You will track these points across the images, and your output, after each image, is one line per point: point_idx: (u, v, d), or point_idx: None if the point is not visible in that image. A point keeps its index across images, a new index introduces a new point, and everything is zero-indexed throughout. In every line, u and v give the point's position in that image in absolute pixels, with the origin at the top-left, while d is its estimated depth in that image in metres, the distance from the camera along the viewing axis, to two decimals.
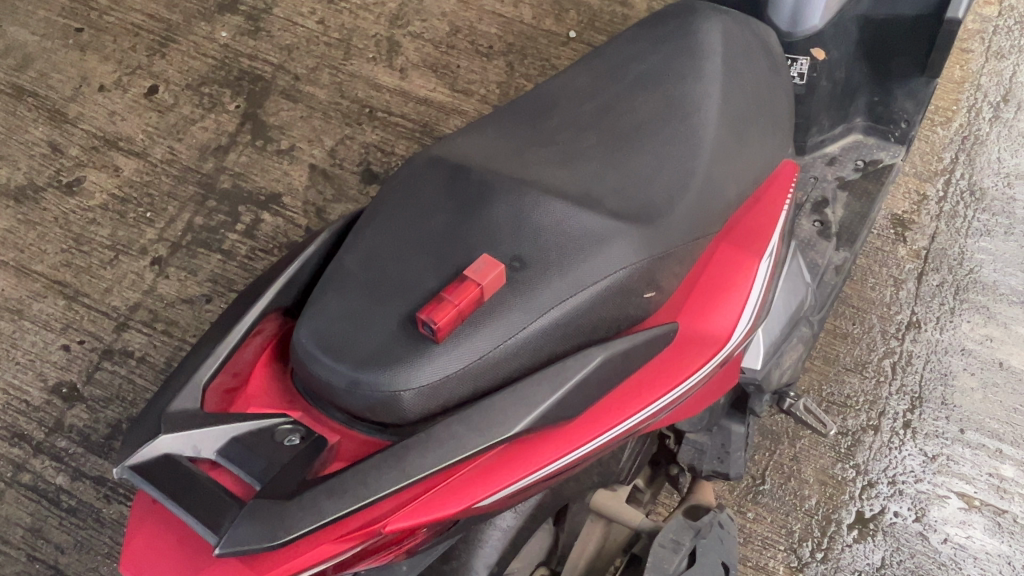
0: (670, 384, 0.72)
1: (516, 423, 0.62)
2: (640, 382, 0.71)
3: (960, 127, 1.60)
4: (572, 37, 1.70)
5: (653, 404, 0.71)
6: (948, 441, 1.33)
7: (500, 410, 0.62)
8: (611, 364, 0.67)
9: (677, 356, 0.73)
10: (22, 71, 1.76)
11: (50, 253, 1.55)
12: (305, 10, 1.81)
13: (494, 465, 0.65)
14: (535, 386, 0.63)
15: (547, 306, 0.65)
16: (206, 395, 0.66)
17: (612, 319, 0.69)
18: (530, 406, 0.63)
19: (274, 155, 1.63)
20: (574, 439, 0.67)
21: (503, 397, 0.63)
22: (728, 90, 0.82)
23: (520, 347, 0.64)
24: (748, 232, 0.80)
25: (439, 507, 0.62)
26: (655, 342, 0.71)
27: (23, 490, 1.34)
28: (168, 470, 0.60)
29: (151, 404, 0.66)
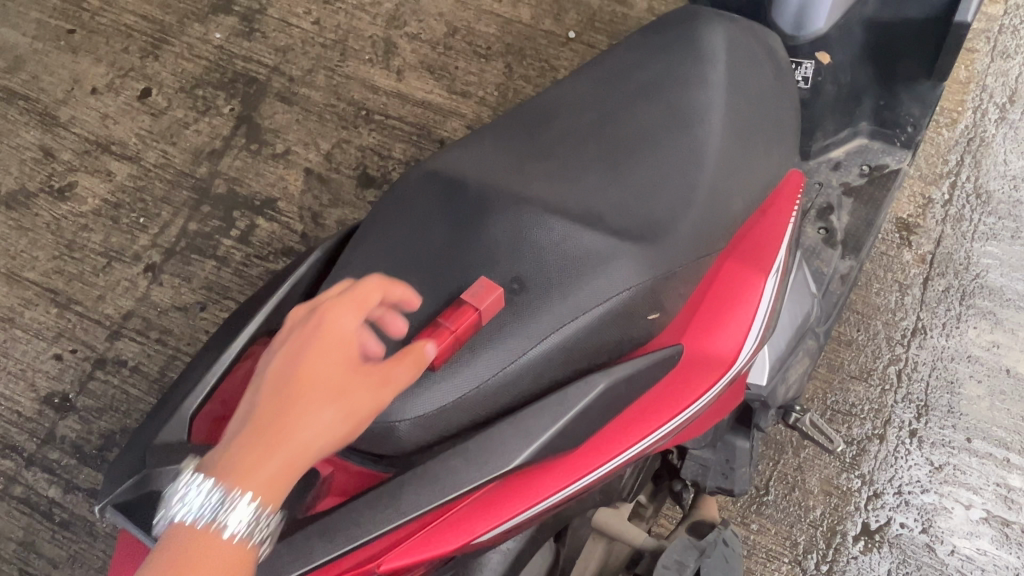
0: (675, 409, 0.70)
1: (516, 456, 0.60)
2: (643, 409, 0.70)
3: (967, 128, 1.57)
4: (571, 37, 1.67)
5: (658, 431, 0.70)
6: (955, 450, 1.31)
7: (499, 442, 0.61)
8: (615, 391, 0.65)
9: (684, 380, 0.72)
10: (13, 74, 1.74)
11: (42, 260, 1.52)
12: (300, 9, 1.77)
13: (492, 499, 0.64)
14: (535, 416, 0.61)
15: (547, 330, 0.63)
16: (191, 424, 0.64)
17: (614, 343, 0.67)
18: (529, 437, 0.61)
19: (269, 159, 1.60)
20: (576, 471, 0.66)
21: (502, 429, 0.61)
22: (733, 99, 0.79)
23: (521, 373, 0.63)
24: (754, 248, 0.78)
25: (436, 544, 0.63)
26: (661, 365, 0.69)
27: (17, 503, 1.32)
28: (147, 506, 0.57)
29: (140, 434, 0.65)
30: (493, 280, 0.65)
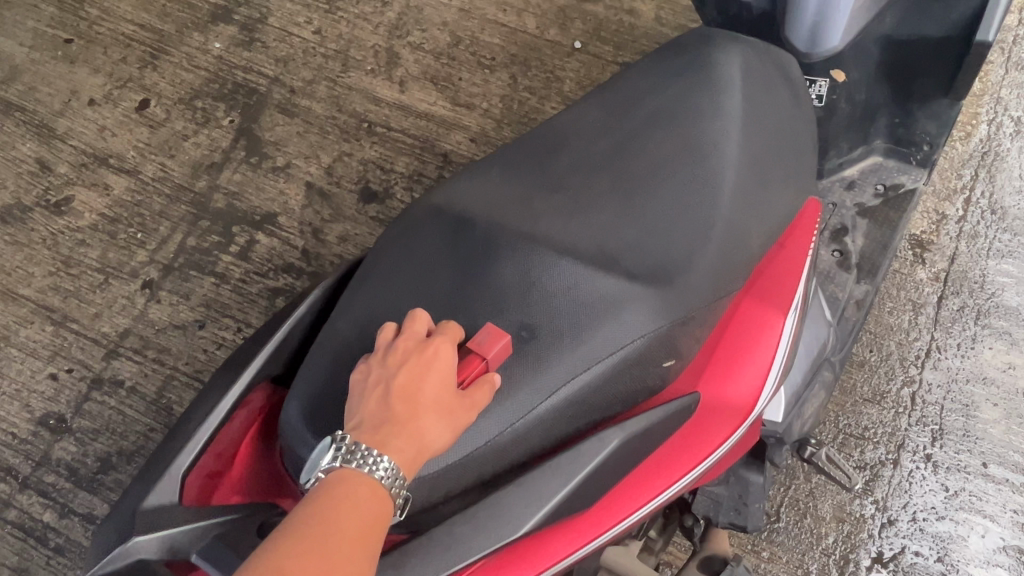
0: (690, 463, 0.70)
1: (524, 522, 0.61)
2: (657, 463, 0.69)
3: (981, 142, 1.53)
4: (577, 47, 1.64)
5: (673, 484, 0.70)
6: (970, 476, 1.27)
7: (507, 506, 0.61)
8: (628, 447, 0.64)
9: (697, 432, 0.71)
10: (9, 84, 1.71)
11: (38, 276, 1.50)
12: (301, 19, 1.74)
13: (502, 562, 0.64)
14: (547, 478, 0.61)
15: (557, 384, 0.62)
16: (185, 479, 0.62)
17: (628, 393, 0.66)
18: (541, 501, 0.61)
19: (269, 173, 1.57)
20: (585, 532, 0.66)
21: (512, 492, 0.61)
22: (750, 127, 0.76)
23: (531, 428, 0.62)
24: (773, 285, 0.76)
25: None
26: (677, 417, 0.68)
27: (10, 527, 1.29)
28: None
29: (127, 492, 0.62)
30: (501, 327, 0.64)
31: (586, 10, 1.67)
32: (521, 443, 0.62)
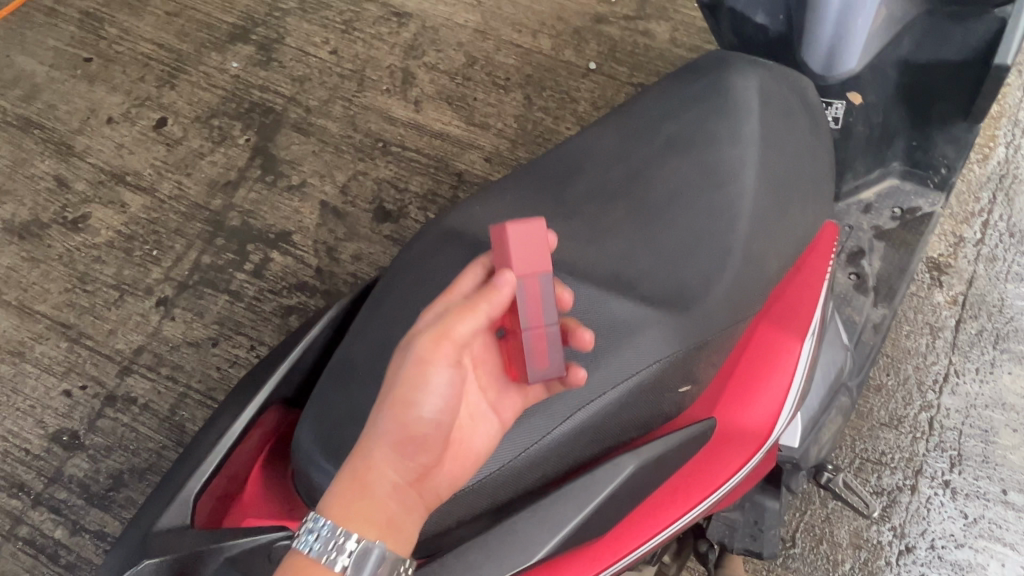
0: (707, 490, 0.70)
1: (539, 550, 0.62)
2: (674, 489, 0.70)
3: (998, 165, 1.52)
4: (592, 68, 1.64)
5: (691, 511, 0.69)
6: (990, 503, 1.25)
7: (523, 535, 0.62)
8: (643, 475, 0.65)
9: (712, 457, 0.71)
10: (29, 102, 1.73)
11: (54, 293, 1.51)
12: (318, 39, 1.75)
13: None
14: (559, 504, 0.63)
15: (569, 410, 0.63)
16: (198, 500, 0.62)
17: (645, 418, 0.67)
18: (555, 528, 0.62)
19: (284, 191, 1.58)
20: (599, 559, 0.66)
21: (528, 519, 0.63)
22: (768, 153, 0.76)
23: (544, 454, 0.63)
24: (788, 309, 0.76)
25: None
26: (691, 443, 0.68)
27: (20, 544, 1.29)
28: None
29: (133, 521, 0.61)
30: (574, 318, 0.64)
31: (601, 32, 1.68)
32: (533, 471, 0.63)
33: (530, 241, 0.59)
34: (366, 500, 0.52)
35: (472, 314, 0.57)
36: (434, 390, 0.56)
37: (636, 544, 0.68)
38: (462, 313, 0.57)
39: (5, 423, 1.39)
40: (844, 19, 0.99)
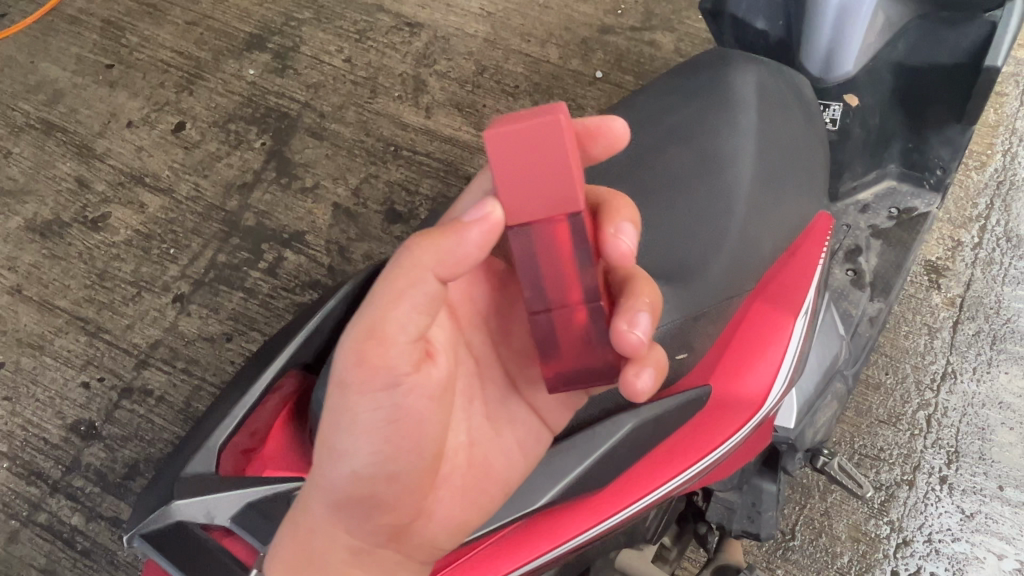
0: (702, 453, 0.75)
1: (542, 495, 0.69)
2: (671, 450, 0.75)
3: (995, 172, 1.55)
4: (598, 77, 1.69)
5: (686, 471, 0.75)
6: (987, 498, 1.28)
7: (528, 481, 0.69)
8: (643, 431, 0.71)
9: (710, 423, 0.76)
10: (52, 107, 1.78)
11: (74, 289, 1.55)
12: (332, 47, 1.80)
13: (516, 537, 0.70)
14: (565, 457, 0.69)
15: None
16: (221, 457, 0.67)
17: None
18: (558, 477, 0.69)
19: (298, 193, 1.62)
20: (601, 511, 0.72)
21: (529, 468, 0.69)
22: (764, 144, 0.80)
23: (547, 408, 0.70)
24: (785, 287, 0.79)
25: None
26: (689, 406, 0.73)
27: (40, 530, 1.34)
28: (175, 538, 0.61)
29: (168, 466, 0.68)
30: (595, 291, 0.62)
31: (607, 42, 1.72)
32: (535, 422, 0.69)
33: (518, 146, 0.55)
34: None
35: (370, 363, 0.55)
36: (353, 450, 0.57)
37: (634, 499, 0.73)
38: (359, 359, 0.55)
39: (25, 414, 1.43)
40: (842, 24, 1.03)
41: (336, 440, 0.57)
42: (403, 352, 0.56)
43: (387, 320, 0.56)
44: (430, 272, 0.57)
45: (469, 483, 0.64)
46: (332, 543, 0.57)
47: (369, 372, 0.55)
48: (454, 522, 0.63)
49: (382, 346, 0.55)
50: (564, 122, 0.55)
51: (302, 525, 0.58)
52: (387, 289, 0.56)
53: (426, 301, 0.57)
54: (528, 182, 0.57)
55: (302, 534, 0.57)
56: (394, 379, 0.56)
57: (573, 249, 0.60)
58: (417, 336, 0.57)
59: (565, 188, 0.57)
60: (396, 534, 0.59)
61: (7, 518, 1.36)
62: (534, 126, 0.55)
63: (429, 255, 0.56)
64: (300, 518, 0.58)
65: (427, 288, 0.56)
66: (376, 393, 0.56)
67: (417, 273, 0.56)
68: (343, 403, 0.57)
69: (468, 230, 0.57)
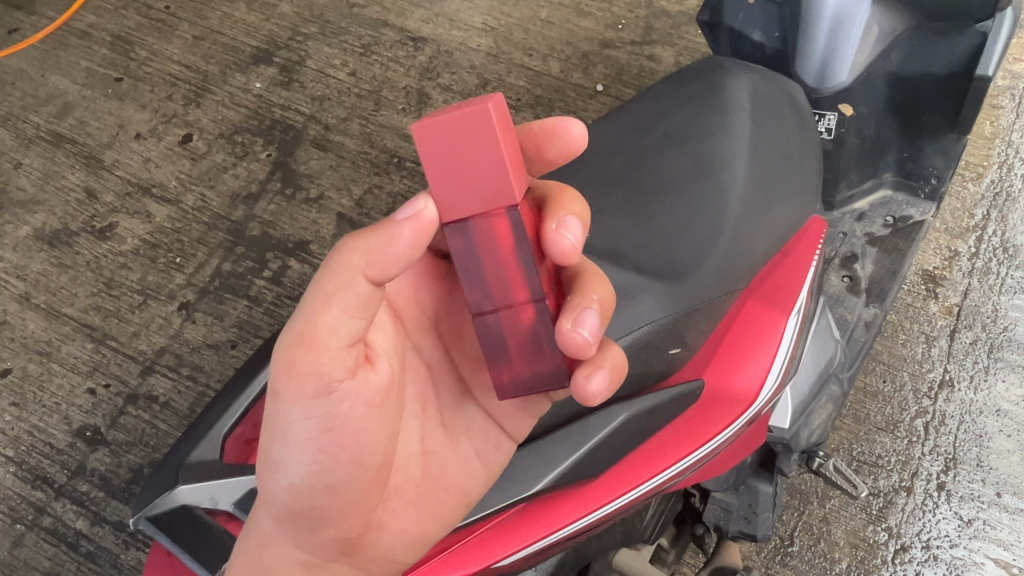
0: (693, 446, 0.76)
1: (537, 481, 0.70)
2: (662, 443, 0.77)
3: (992, 183, 1.56)
4: (599, 90, 1.71)
5: (677, 464, 0.76)
6: (984, 505, 1.28)
7: (523, 468, 0.71)
8: (635, 423, 0.72)
9: (702, 417, 0.77)
10: (62, 119, 1.81)
11: (81, 297, 1.57)
12: (337, 61, 1.83)
13: (513, 523, 0.73)
14: (558, 445, 0.70)
15: None
16: (225, 443, 0.70)
17: (639, 375, 0.74)
18: (551, 465, 0.70)
19: (303, 204, 1.65)
20: (594, 500, 0.73)
21: (525, 456, 0.71)
22: (757, 147, 0.82)
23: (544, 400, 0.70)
24: (777, 288, 0.81)
25: (455, 565, 0.70)
26: (680, 400, 0.75)
27: (44, 533, 1.36)
28: (181, 518, 0.67)
29: (176, 448, 0.71)
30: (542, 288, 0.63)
31: (608, 56, 1.75)
32: (528, 413, 0.71)
33: (446, 142, 0.56)
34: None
35: (299, 370, 0.59)
36: (291, 457, 0.61)
37: (627, 489, 0.74)
38: (289, 367, 0.59)
39: (31, 419, 1.45)
40: (835, 36, 1.04)
41: (278, 448, 0.62)
42: (334, 357, 0.59)
43: (318, 326, 0.58)
44: (359, 275, 0.58)
45: (423, 493, 0.67)
46: (281, 550, 0.63)
47: (299, 380, 0.59)
48: (406, 534, 0.67)
49: (312, 352, 0.58)
50: (491, 114, 0.56)
51: (254, 539, 0.64)
52: (317, 296, 0.58)
53: (357, 307, 0.59)
54: (460, 178, 0.58)
55: (253, 545, 0.63)
56: (324, 386, 0.59)
57: (513, 248, 0.61)
58: (351, 342, 0.60)
59: (499, 183, 0.58)
60: (342, 547, 0.64)
61: (12, 523, 1.37)
62: (459, 121, 0.56)
63: (358, 257, 0.58)
64: (254, 528, 0.64)
65: (356, 294, 0.58)
66: (309, 399, 0.60)
67: (346, 277, 0.58)
68: (281, 411, 0.61)
69: (399, 229, 0.58)
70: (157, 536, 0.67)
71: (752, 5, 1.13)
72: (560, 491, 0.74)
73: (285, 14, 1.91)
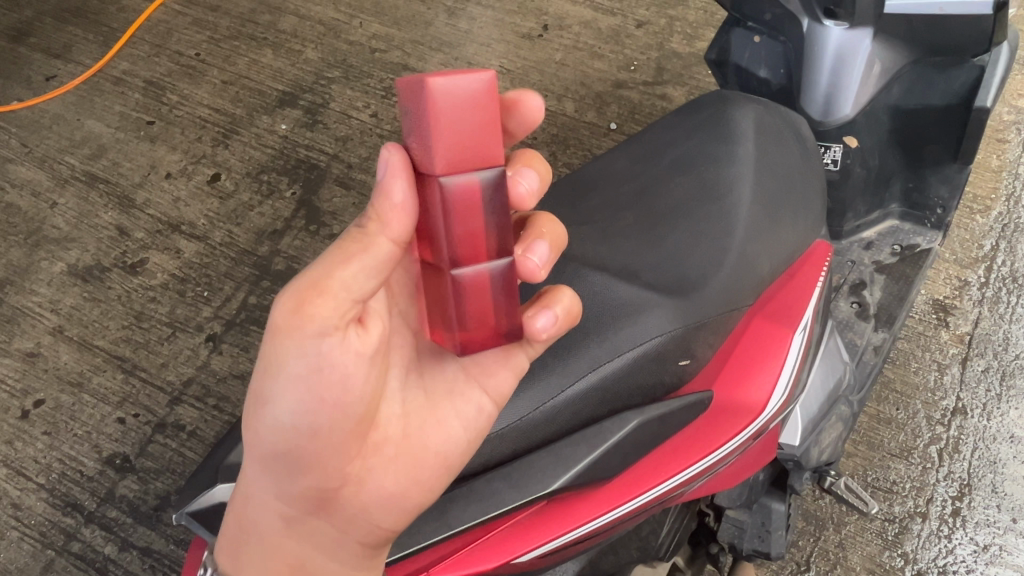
0: (703, 453, 0.81)
1: (551, 481, 0.72)
2: (675, 450, 0.81)
3: (999, 215, 1.58)
4: (613, 128, 1.77)
5: (688, 470, 0.80)
6: (1000, 531, 1.28)
7: (538, 468, 0.73)
8: (646, 428, 0.76)
9: (712, 426, 0.82)
10: (96, 160, 1.88)
11: (112, 329, 1.62)
12: (360, 104, 1.90)
13: (532, 522, 0.76)
14: (572, 447, 0.73)
15: (584, 371, 0.75)
16: None
17: (648, 386, 0.77)
18: (567, 465, 0.72)
19: (326, 239, 1.70)
20: (610, 501, 0.77)
21: (542, 457, 0.73)
22: (761, 173, 0.86)
23: (561, 409, 0.74)
24: (782, 307, 0.87)
25: (478, 562, 0.73)
26: (689, 408, 0.79)
27: (73, 559, 1.39)
28: (219, 514, 0.71)
29: (216, 451, 0.77)
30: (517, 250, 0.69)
31: (621, 97, 1.81)
32: (547, 424, 0.75)
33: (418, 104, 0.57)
34: (249, 547, 0.67)
35: (306, 312, 0.60)
36: (282, 401, 0.63)
37: (640, 491, 0.78)
38: (299, 310, 0.60)
39: (62, 448, 1.50)
40: (839, 68, 1.07)
41: (270, 392, 0.64)
42: (334, 310, 0.60)
43: (332, 276, 0.60)
44: (382, 236, 0.61)
45: (402, 455, 0.68)
46: (265, 504, 0.66)
47: (304, 323, 0.60)
48: (385, 494, 0.67)
49: (321, 298, 0.60)
50: (442, 88, 0.56)
51: (245, 490, 0.67)
52: (340, 250, 0.61)
53: (376, 266, 0.61)
54: (415, 138, 0.60)
55: (241, 502, 0.68)
56: (329, 335, 0.61)
57: (458, 212, 0.60)
58: (355, 296, 0.61)
59: (451, 155, 0.58)
60: (320, 501, 0.66)
61: (42, 548, 1.40)
62: (417, 90, 0.57)
63: (375, 221, 0.62)
64: (245, 482, 0.67)
65: (376, 254, 0.61)
66: (306, 341, 0.60)
67: (369, 238, 0.61)
68: (276, 352, 0.62)
69: (389, 183, 0.61)
70: (197, 528, 0.71)
71: (758, 43, 1.18)
72: (579, 491, 0.77)
73: (310, 59, 1.99)
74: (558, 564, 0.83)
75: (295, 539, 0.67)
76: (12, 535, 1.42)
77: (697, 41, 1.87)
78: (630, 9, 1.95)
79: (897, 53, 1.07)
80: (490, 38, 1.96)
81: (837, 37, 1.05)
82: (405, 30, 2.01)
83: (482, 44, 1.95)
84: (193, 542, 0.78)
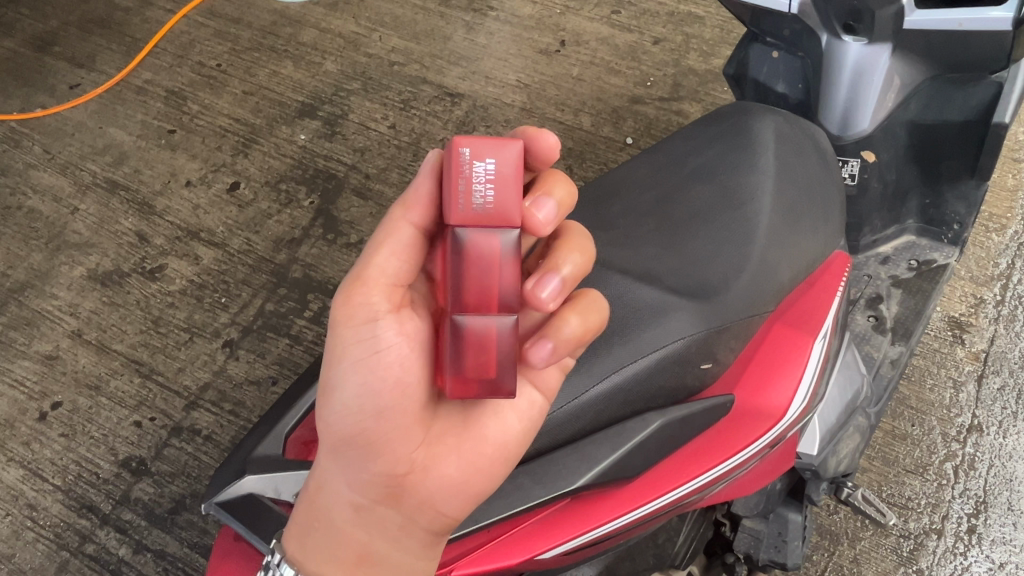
0: (724, 454, 0.81)
1: (575, 478, 0.73)
2: (696, 451, 0.81)
3: (1015, 233, 1.58)
4: (629, 143, 1.78)
5: (709, 471, 0.81)
6: (1017, 549, 1.27)
7: (563, 466, 0.73)
8: (668, 429, 0.77)
9: (733, 428, 0.83)
10: (117, 167, 1.91)
11: (130, 333, 1.64)
12: (378, 115, 1.92)
13: (554, 521, 0.76)
14: (597, 446, 0.74)
15: (609, 370, 0.76)
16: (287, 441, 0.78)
17: (671, 390, 0.78)
18: (592, 462, 0.73)
19: (344, 248, 1.71)
20: (632, 500, 0.78)
21: (567, 454, 0.74)
22: (781, 183, 0.88)
23: (585, 407, 0.75)
24: (802, 314, 0.88)
25: (500, 558, 0.73)
26: (711, 410, 0.80)
27: (87, 560, 1.40)
28: (250, 506, 0.72)
29: (241, 446, 0.78)
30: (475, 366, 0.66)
31: (636, 112, 1.83)
32: (570, 424, 0.75)
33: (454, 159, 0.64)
34: (317, 536, 0.66)
35: (354, 300, 0.66)
36: (344, 386, 0.68)
37: (663, 491, 0.79)
38: (347, 301, 0.67)
39: (79, 450, 1.51)
40: (857, 82, 1.08)
41: (335, 379, 0.68)
42: (376, 292, 0.66)
43: (372, 265, 0.66)
44: (405, 223, 0.66)
45: (463, 443, 0.69)
46: (336, 495, 0.67)
47: (350, 311, 0.66)
48: (449, 479, 0.68)
49: (365, 287, 0.66)
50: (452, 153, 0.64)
51: (315, 483, 0.68)
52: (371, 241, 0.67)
53: (403, 249, 0.66)
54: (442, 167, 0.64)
55: (313, 489, 0.68)
56: (372, 315, 0.66)
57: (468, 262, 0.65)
58: (395, 281, 0.67)
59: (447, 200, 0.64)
60: (389, 486, 0.67)
61: (57, 549, 1.41)
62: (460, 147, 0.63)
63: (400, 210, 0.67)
64: (313, 476, 0.69)
65: (401, 238, 0.66)
66: (360, 326, 0.66)
67: (392, 224, 0.66)
68: (337, 342, 0.68)
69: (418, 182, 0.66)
70: (222, 518, 0.71)
71: (777, 59, 1.19)
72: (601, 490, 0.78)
73: (329, 72, 2.02)
74: (579, 563, 0.83)
75: (365, 529, 0.67)
76: (28, 535, 1.43)
77: (713, 59, 1.88)
78: (646, 27, 1.97)
79: (915, 70, 1.08)
80: (506, 53, 1.98)
81: (856, 52, 1.05)
82: (424, 43, 2.03)
83: (499, 59, 1.97)
84: (220, 533, 0.78)
